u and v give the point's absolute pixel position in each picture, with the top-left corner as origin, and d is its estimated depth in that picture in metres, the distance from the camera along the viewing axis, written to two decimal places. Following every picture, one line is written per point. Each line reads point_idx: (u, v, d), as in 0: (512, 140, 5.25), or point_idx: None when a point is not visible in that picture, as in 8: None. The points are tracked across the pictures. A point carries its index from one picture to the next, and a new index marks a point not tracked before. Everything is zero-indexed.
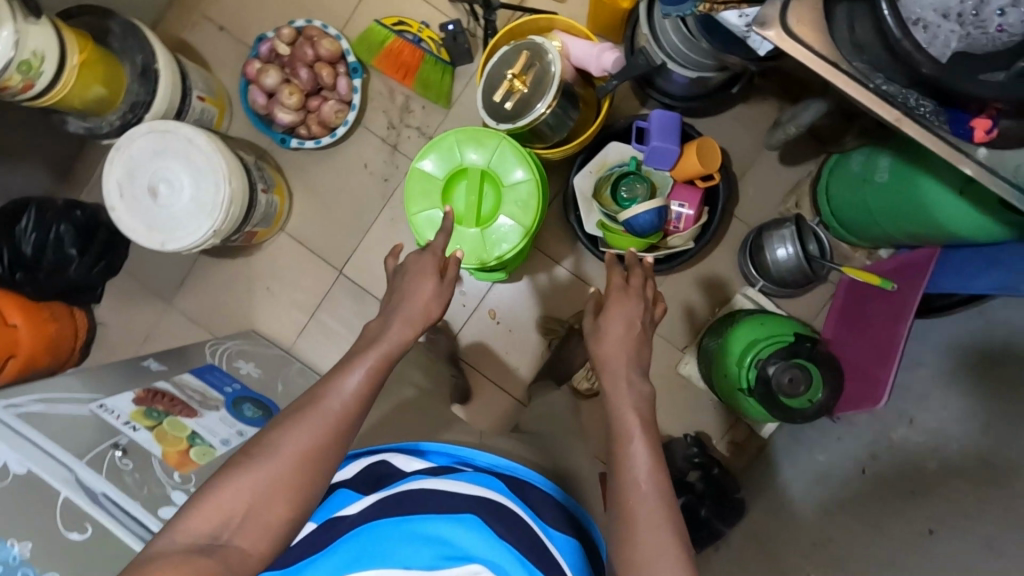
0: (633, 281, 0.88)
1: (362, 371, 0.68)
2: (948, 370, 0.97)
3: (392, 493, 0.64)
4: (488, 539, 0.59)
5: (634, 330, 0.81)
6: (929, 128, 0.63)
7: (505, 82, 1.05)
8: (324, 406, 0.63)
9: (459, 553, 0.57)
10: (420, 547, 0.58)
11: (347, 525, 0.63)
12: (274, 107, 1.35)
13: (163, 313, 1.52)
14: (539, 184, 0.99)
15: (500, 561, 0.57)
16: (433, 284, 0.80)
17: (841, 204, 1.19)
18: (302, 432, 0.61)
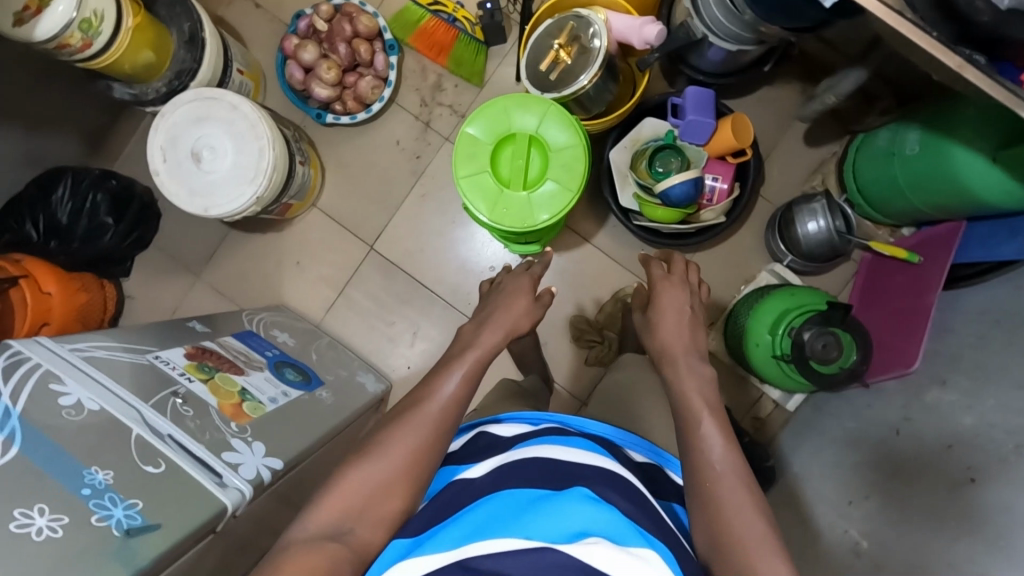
0: (675, 271, 1.03)
1: (457, 376, 0.82)
2: (981, 333, 1.00)
3: (508, 467, 0.70)
4: (609, 516, 0.59)
5: (685, 316, 0.96)
6: (988, 75, 0.65)
7: (551, 52, 1.08)
8: (426, 409, 0.77)
9: (581, 527, 0.58)
10: (545, 519, 0.58)
11: (478, 488, 0.69)
12: (311, 82, 1.38)
13: (192, 286, 1.53)
14: (584, 148, 1.02)
15: (620, 533, 0.58)
16: (523, 302, 1.05)
17: (869, 181, 1.23)
18: (408, 434, 0.73)
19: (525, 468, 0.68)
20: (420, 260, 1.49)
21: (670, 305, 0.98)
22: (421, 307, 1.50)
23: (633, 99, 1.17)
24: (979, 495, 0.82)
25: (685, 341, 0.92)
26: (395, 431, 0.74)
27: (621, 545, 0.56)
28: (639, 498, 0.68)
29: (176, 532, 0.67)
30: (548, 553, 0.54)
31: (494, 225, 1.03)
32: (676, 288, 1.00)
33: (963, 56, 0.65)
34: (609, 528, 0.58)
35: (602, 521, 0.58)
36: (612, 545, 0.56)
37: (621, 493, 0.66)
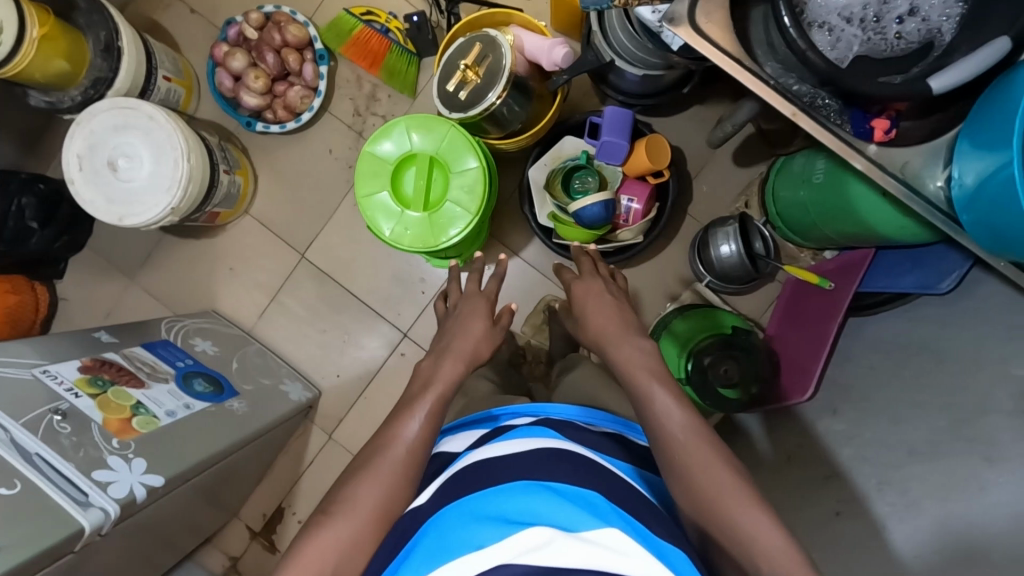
0: (586, 267, 1.01)
1: (417, 418, 0.73)
2: (873, 362, 1.01)
3: (450, 480, 0.63)
4: (553, 503, 0.54)
5: (611, 305, 0.91)
6: (819, 123, 0.67)
7: (458, 71, 1.08)
8: (390, 455, 0.68)
9: (521, 517, 0.53)
10: (487, 523, 0.53)
11: (426, 511, 0.62)
12: (240, 91, 1.38)
13: (125, 289, 1.53)
14: (486, 172, 1.02)
15: (569, 519, 0.53)
16: (482, 325, 0.96)
17: (786, 205, 1.23)
18: (375, 486, 0.66)
19: (462, 473, 0.62)
20: (353, 270, 1.49)
21: (586, 298, 0.94)
22: (353, 316, 1.50)
23: (548, 118, 1.17)
24: (847, 530, 0.89)
25: (617, 326, 0.86)
26: (360, 483, 0.66)
27: (575, 532, 0.51)
28: (603, 475, 0.62)
29: (17, 554, 0.68)
30: (504, 563, 0.49)
31: (395, 243, 1.03)
32: (589, 286, 0.96)
33: (798, 104, 0.67)
34: (558, 515, 0.53)
35: (547, 511, 0.53)
36: (564, 536, 0.51)
37: (573, 474, 0.60)
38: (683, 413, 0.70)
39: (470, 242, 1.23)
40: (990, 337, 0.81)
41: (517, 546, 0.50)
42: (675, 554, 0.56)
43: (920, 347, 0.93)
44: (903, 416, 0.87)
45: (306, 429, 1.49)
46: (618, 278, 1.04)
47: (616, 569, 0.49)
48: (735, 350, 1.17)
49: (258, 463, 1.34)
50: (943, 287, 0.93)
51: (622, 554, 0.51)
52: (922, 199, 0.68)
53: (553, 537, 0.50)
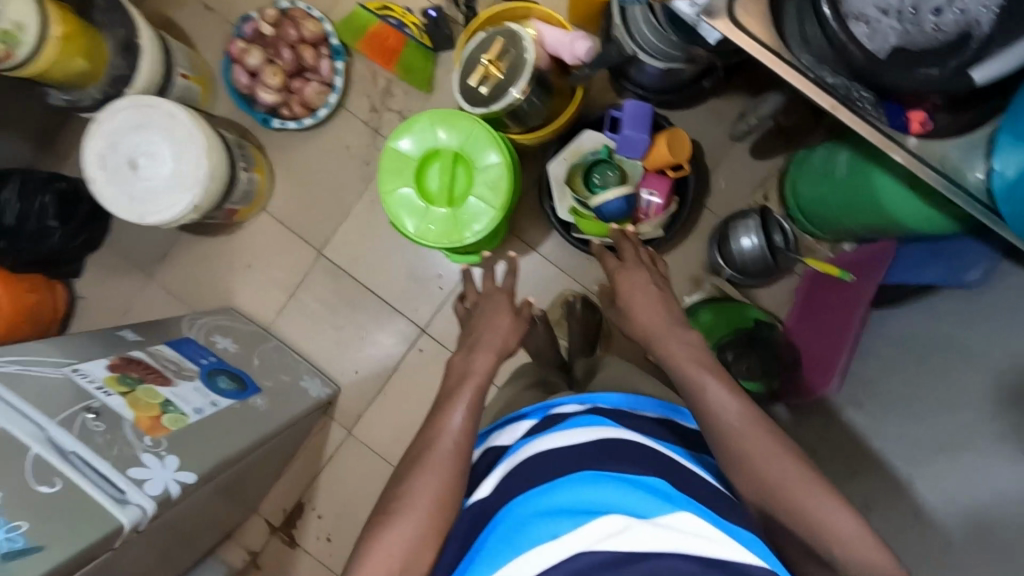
0: (626, 254, 0.99)
1: (458, 409, 0.72)
2: (898, 355, 1.02)
3: (509, 472, 0.63)
4: (624, 491, 0.56)
5: (652, 292, 0.90)
6: (859, 118, 0.67)
7: (480, 67, 1.07)
8: (440, 449, 0.67)
9: (595, 507, 0.54)
10: (561, 514, 0.54)
11: (490, 502, 0.63)
12: (257, 88, 1.38)
13: (143, 288, 1.53)
14: (510, 167, 1.02)
15: (642, 506, 0.54)
16: (508, 321, 0.95)
17: (806, 198, 1.23)
18: (428, 482, 0.65)
19: (523, 465, 0.62)
20: (370, 266, 1.50)
21: (632, 290, 0.91)
22: (370, 312, 1.50)
23: (568, 112, 1.17)
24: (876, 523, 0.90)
25: (662, 318, 0.85)
26: (413, 481, 0.65)
27: (650, 519, 0.53)
28: (662, 460, 0.63)
29: (60, 552, 0.69)
30: (582, 552, 0.51)
31: (420, 240, 1.03)
32: (630, 276, 0.94)
33: (837, 96, 0.68)
34: (628, 503, 0.55)
35: (619, 498, 0.55)
36: (641, 522, 0.52)
37: (633, 461, 0.61)
38: (739, 404, 0.69)
39: (491, 237, 1.23)
40: None
41: (595, 533, 0.52)
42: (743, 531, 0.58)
43: (949, 342, 0.93)
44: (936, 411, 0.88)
45: (326, 425, 1.50)
46: (659, 263, 1.02)
47: (695, 551, 0.51)
48: (754, 342, 1.20)
49: (280, 458, 1.35)
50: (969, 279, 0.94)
51: (698, 535, 0.53)
52: (963, 192, 0.68)
53: (629, 523, 0.52)
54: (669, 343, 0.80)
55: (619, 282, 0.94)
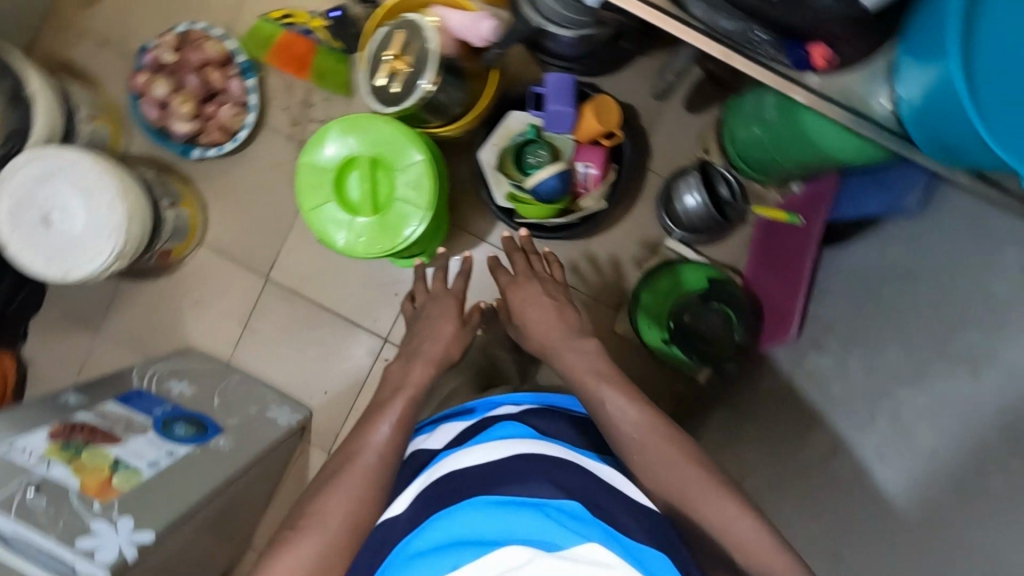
0: (518, 266, 0.99)
1: (382, 420, 0.78)
2: (852, 292, 1.00)
3: (429, 491, 0.63)
4: (530, 520, 0.54)
5: (549, 303, 0.92)
6: (752, 62, 0.68)
7: (385, 64, 1.03)
8: (361, 460, 0.73)
9: (497, 536, 0.52)
10: (460, 545, 0.52)
11: (402, 523, 0.63)
12: (168, 119, 1.32)
13: (92, 342, 1.48)
14: (433, 163, 0.98)
15: (549, 535, 0.52)
16: None
17: (745, 146, 1.20)
18: (341, 495, 0.69)
19: (440, 483, 0.63)
20: (321, 285, 1.46)
21: (528, 303, 0.93)
22: (329, 330, 1.46)
23: (487, 96, 1.13)
24: (843, 466, 0.85)
25: (557, 327, 0.89)
26: (329, 495, 0.70)
27: (557, 551, 0.50)
28: (583, 479, 0.64)
29: None
30: None
31: (353, 252, 0.99)
32: (524, 289, 0.95)
33: (727, 45, 0.68)
34: (534, 531, 0.52)
35: (523, 527, 0.53)
36: (543, 554, 0.50)
37: (549, 479, 0.61)
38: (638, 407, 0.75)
39: (430, 235, 1.20)
40: (959, 250, 0.80)
41: (494, 566, 0.49)
42: (656, 559, 0.57)
43: (897, 271, 0.91)
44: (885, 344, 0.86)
45: (303, 451, 1.47)
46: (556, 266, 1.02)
47: None
48: (712, 304, 1.16)
49: (259, 493, 1.32)
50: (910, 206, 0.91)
51: (605, 566, 0.50)
52: (870, 121, 0.71)
53: (532, 556, 0.49)
54: (563, 355, 0.86)
55: (513, 298, 0.95)
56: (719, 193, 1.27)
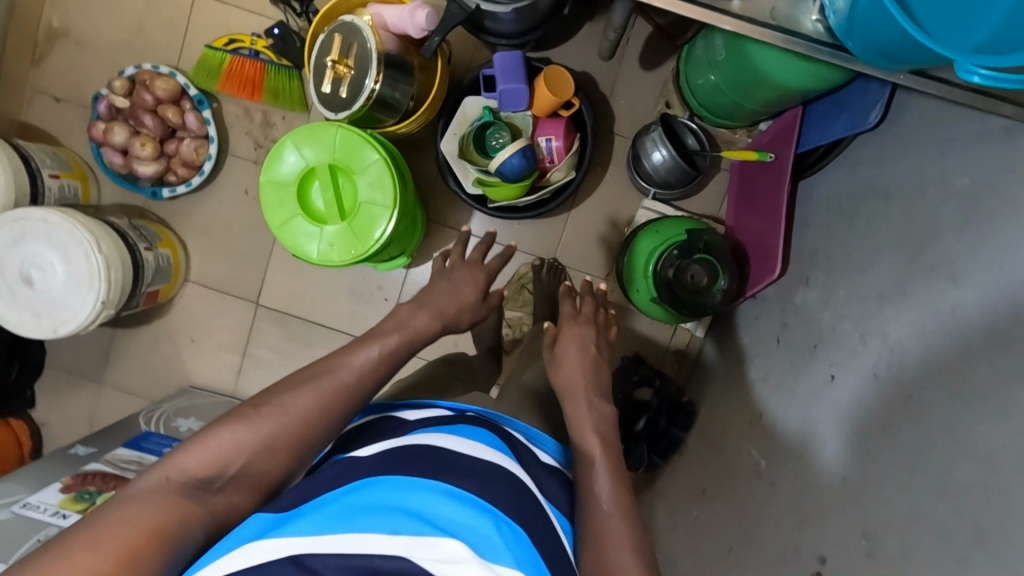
0: (584, 310, 1.04)
1: (372, 348, 0.80)
2: (828, 219, 0.99)
3: (402, 450, 0.66)
4: (483, 523, 0.58)
5: (590, 353, 0.96)
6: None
7: (329, 70, 1.03)
8: (341, 407, 0.75)
9: (448, 526, 0.56)
10: (411, 520, 0.56)
11: (363, 466, 0.64)
12: (132, 163, 1.33)
13: (98, 394, 1.50)
14: (389, 161, 0.97)
15: (489, 547, 0.56)
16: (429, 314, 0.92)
17: (704, 92, 1.19)
18: (311, 396, 0.72)
19: (416, 450, 0.66)
20: (310, 303, 1.46)
21: (571, 343, 0.97)
22: (325, 346, 1.47)
23: (436, 86, 1.13)
24: (841, 393, 0.82)
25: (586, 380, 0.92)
26: (299, 393, 0.71)
27: (488, 562, 0.54)
28: (537, 512, 0.66)
29: None
30: (401, 558, 0.53)
31: (329, 262, 1.00)
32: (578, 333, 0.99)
33: None
34: (480, 537, 0.56)
35: (473, 528, 0.57)
36: (477, 559, 0.54)
37: (511, 494, 0.64)
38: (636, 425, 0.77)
39: (403, 234, 1.21)
40: (924, 158, 0.79)
41: (433, 550, 0.53)
42: None
43: (871, 190, 0.90)
44: (867, 264, 0.85)
45: None
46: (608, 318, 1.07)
47: None
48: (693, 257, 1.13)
49: None
50: (870, 122, 0.90)
51: None
52: (803, 39, 0.71)
53: (468, 557, 0.53)
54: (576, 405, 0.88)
55: (566, 335, 0.98)
56: (686, 142, 1.25)
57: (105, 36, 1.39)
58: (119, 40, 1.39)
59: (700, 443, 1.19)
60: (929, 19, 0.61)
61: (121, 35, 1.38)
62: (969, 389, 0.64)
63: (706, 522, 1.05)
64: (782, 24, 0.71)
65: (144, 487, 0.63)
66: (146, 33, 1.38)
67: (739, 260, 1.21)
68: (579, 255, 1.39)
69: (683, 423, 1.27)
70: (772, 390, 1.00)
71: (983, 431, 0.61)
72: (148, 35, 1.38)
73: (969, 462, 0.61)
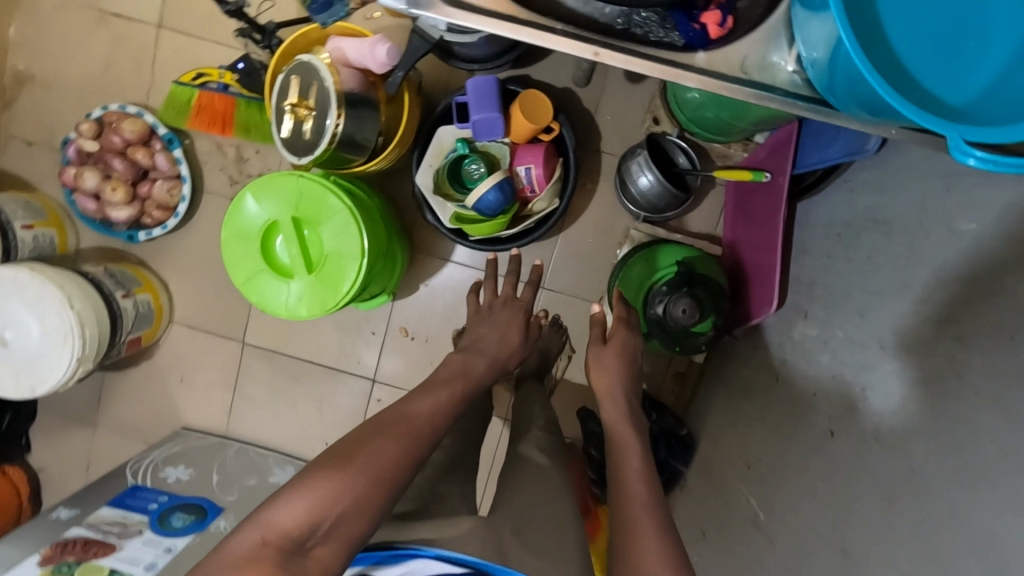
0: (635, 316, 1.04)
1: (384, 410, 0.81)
2: (828, 247, 0.92)
3: None
4: None
5: (610, 370, 0.97)
6: (627, 54, 0.63)
7: (288, 113, 0.98)
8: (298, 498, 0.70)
9: None
10: None
11: None
12: (106, 208, 1.29)
13: (92, 439, 1.48)
14: (354, 209, 0.92)
15: None
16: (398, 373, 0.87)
17: (692, 109, 1.11)
18: (395, 444, 0.76)
19: None
20: (298, 338, 1.43)
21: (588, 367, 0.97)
22: (316, 381, 1.44)
23: (405, 119, 1.07)
24: (843, 452, 0.76)
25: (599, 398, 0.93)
26: (381, 442, 0.75)
27: None
28: None
29: None
30: None
31: (299, 316, 0.95)
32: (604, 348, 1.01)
33: (597, 43, 0.63)
34: None
35: None
36: None
37: None
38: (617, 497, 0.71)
39: (381, 272, 1.17)
40: (925, 190, 0.72)
41: None
42: None
43: (871, 221, 0.82)
44: (866, 305, 0.78)
45: None
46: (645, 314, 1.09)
47: None
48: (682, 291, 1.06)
49: None
50: (869, 146, 0.82)
51: None
52: (778, 94, 0.64)
53: None
54: None
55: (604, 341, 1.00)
56: (675, 162, 1.19)
57: (73, 76, 1.35)
58: (87, 80, 1.35)
59: (700, 481, 1.13)
60: (915, 65, 0.56)
61: (88, 74, 1.34)
62: (970, 467, 0.57)
63: (707, 571, 0.99)
64: (758, 78, 0.66)
65: (240, 549, 0.65)
66: (115, 72, 1.34)
67: (739, 287, 1.14)
68: (570, 280, 1.33)
69: (683, 456, 1.21)
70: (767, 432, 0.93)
71: (994, 524, 0.54)
72: (116, 73, 1.34)
73: (979, 561, 0.54)
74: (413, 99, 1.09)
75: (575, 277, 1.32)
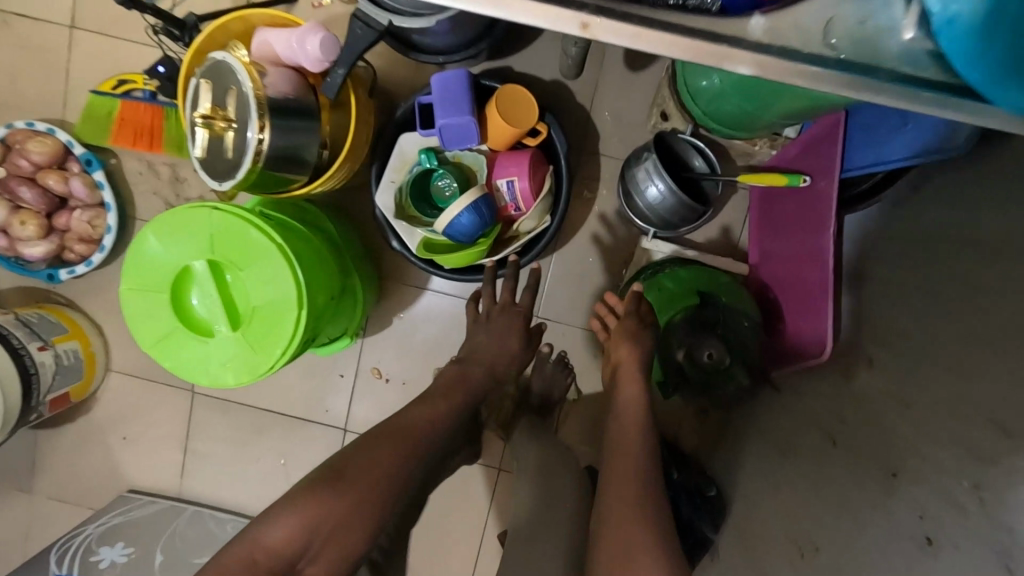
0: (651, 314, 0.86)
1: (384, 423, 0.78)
2: (906, 275, 0.71)
3: None
4: None
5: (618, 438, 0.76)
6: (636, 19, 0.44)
7: (200, 128, 0.77)
8: None
9: None
10: None
11: None
12: (17, 244, 1.09)
13: (28, 506, 1.29)
14: (285, 249, 0.73)
15: None
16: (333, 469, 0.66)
17: (708, 100, 0.90)
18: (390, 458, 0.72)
19: None
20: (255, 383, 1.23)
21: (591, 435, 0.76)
22: (278, 433, 1.24)
23: (353, 126, 0.86)
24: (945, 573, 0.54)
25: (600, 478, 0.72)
26: (375, 452, 0.72)
27: None
28: None
29: None
30: None
31: (227, 384, 0.76)
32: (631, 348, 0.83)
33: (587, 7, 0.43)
34: None
35: None
36: None
37: None
38: None
39: (339, 312, 0.96)
40: None
41: None
42: None
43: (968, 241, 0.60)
44: (967, 364, 0.58)
45: None
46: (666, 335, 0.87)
47: None
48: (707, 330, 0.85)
49: None
50: (958, 145, 0.63)
51: None
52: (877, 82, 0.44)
53: None
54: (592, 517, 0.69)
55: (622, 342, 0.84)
56: (689, 167, 0.99)
57: None
58: None
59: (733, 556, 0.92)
60: None
61: None
62: None
63: None
64: (859, 59, 0.46)
65: (227, 559, 0.64)
66: (24, 83, 1.14)
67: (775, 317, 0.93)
68: (568, 307, 1.12)
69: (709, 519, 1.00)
70: (804, 509, 0.73)
71: None
72: (26, 85, 1.14)
73: None
74: (364, 103, 0.89)
75: (574, 305, 1.12)
